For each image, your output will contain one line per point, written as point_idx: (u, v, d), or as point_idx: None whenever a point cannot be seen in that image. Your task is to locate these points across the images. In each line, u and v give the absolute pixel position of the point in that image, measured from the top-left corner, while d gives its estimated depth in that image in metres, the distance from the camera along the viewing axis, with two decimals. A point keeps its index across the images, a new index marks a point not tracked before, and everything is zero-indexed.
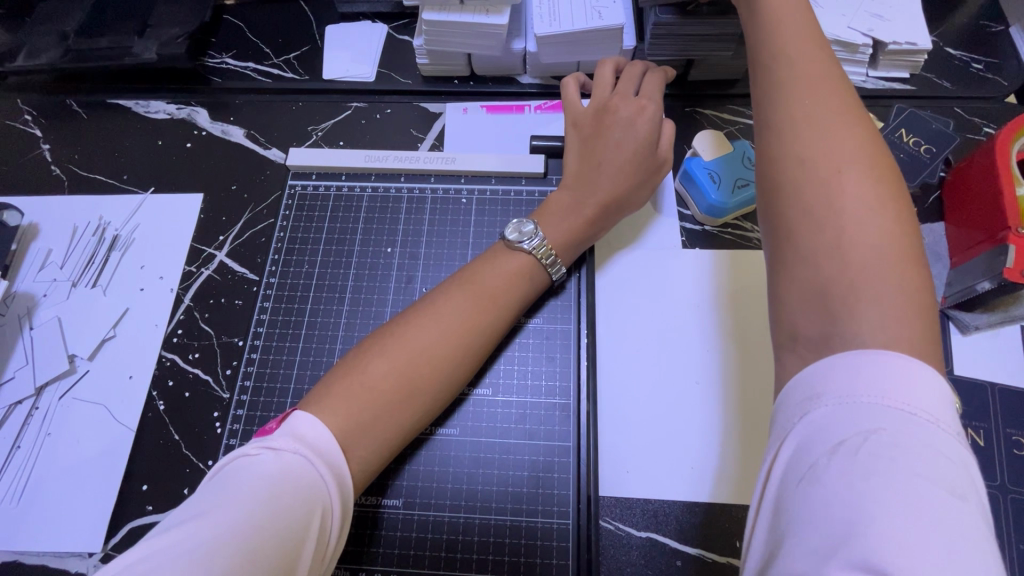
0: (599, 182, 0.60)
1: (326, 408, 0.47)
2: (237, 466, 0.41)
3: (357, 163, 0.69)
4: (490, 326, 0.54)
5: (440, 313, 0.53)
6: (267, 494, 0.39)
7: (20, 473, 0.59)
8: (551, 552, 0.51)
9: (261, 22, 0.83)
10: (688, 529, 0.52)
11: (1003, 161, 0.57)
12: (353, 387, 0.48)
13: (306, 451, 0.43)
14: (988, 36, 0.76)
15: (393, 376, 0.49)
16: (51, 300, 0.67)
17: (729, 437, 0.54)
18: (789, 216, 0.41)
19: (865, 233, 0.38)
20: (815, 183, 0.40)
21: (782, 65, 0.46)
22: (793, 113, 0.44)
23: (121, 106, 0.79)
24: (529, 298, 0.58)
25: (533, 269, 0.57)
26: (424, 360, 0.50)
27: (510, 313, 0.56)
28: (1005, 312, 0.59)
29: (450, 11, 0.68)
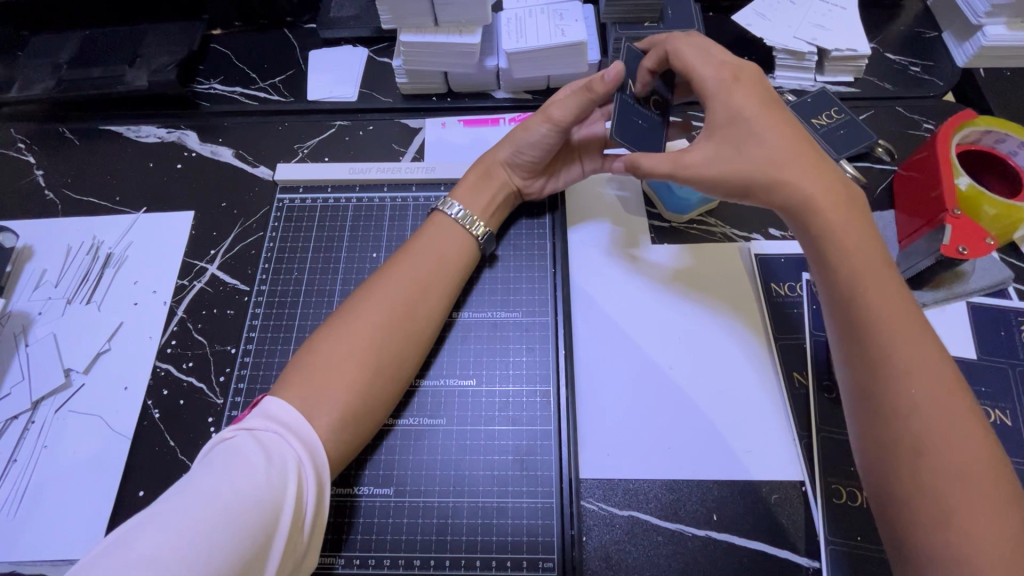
0: (531, 146, 0.65)
1: (291, 390, 0.50)
2: (217, 447, 0.46)
3: (342, 175, 0.73)
4: (423, 303, 0.58)
5: (379, 297, 0.56)
6: (244, 466, 0.43)
7: (17, 485, 0.60)
8: (538, 531, 0.53)
9: (247, 50, 0.87)
10: (666, 505, 0.54)
11: (943, 153, 0.63)
12: (312, 369, 0.51)
13: (280, 426, 0.47)
14: (922, 41, 0.83)
15: (351, 359, 0.52)
16: (46, 318, 0.69)
17: (700, 418, 0.58)
18: (900, 423, 0.44)
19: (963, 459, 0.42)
20: (904, 414, 0.44)
21: (862, 257, 0.49)
22: (876, 318, 0.47)
23: (113, 131, 0.82)
24: (456, 267, 0.61)
25: (467, 239, 0.63)
26: (366, 346, 0.53)
27: (437, 285, 0.59)
28: (949, 290, 0.64)
29: (426, 32, 0.73)
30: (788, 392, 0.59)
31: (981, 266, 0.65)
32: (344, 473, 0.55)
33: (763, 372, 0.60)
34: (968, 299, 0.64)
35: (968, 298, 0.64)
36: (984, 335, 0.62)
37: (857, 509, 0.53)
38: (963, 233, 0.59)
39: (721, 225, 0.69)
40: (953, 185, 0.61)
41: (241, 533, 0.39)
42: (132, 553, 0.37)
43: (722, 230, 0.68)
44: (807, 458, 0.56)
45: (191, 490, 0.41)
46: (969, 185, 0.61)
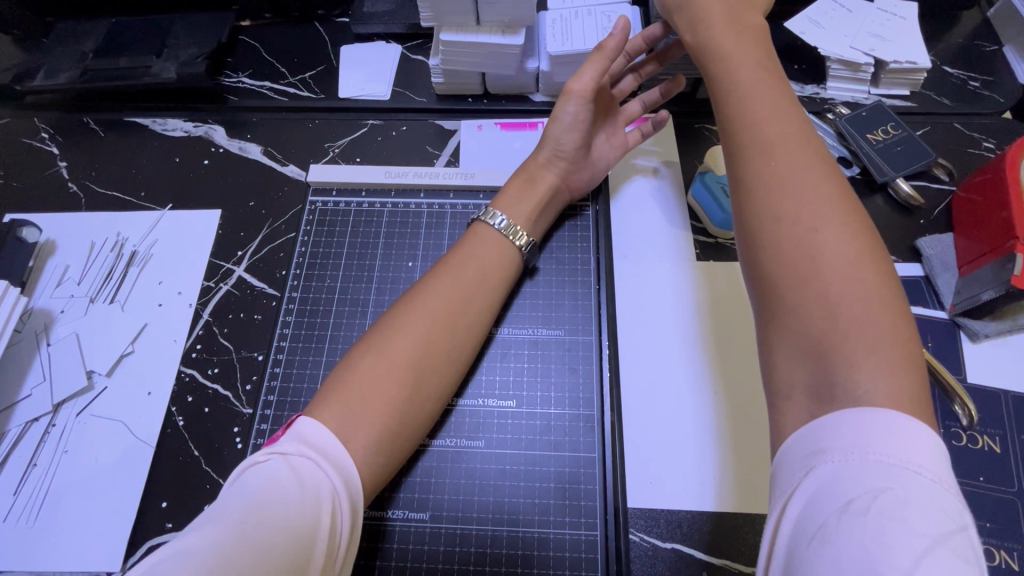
0: (566, 129, 0.63)
1: (326, 410, 0.48)
2: (248, 472, 0.43)
3: (377, 179, 0.70)
4: (464, 315, 0.55)
5: (416, 308, 0.54)
6: (278, 495, 0.40)
7: (36, 492, 0.58)
8: (581, 564, 0.51)
9: (277, 43, 0.85)
10: (715, 539, 0.51)
11: (1013, 175, 0.59)
12: (350, 389, 0.49)
13: (311, 452, 0.45)
14: (983, 55, 0.79)
15: (390, 380, 0.50)
16: (69, 316, 0.67)
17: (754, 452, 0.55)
18: (782, 257, 0.42)
19: (852, 285, 0.39)
20: (801, 240, 0.42)
21: (764, 118, 0.48)
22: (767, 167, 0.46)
23: (139, 124, 0.80)
24: (501, 274, 0.59)
25: (512, 252, 0.60)
26: (405, 365, 0.51)
27: (478, 291, 0.57)
28: (1012, 320, 0.60)
29: (467, 31, 0.70)
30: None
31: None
32: (379, 496, 0.53)
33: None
34: None
35: None
36: None
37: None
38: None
39: None
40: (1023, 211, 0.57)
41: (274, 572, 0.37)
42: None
43: None
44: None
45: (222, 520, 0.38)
46: None
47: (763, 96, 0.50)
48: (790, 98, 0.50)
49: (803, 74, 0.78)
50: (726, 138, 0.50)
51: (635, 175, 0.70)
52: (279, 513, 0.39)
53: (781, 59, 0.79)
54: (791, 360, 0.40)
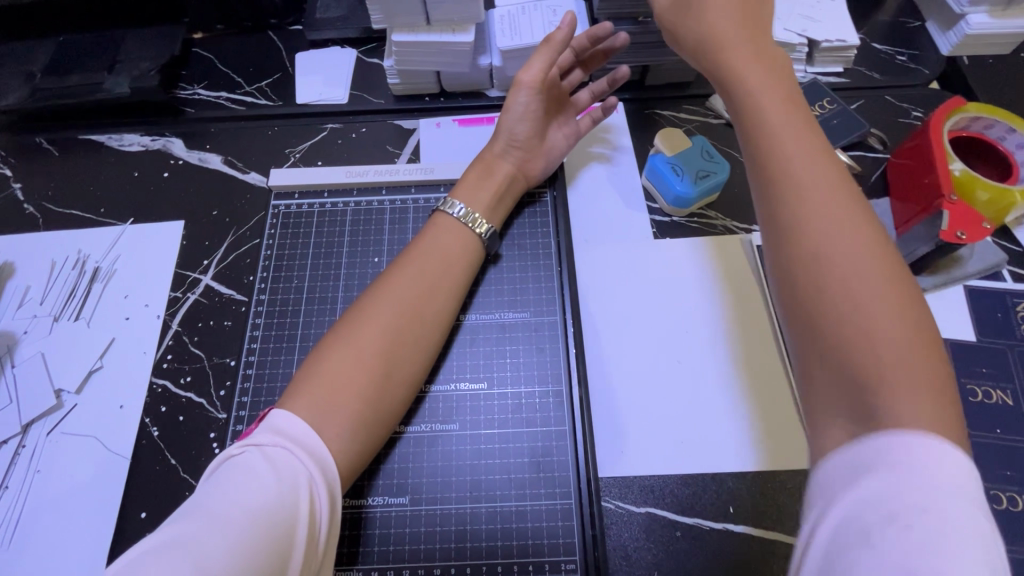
0: (517, 120, 0.66)
1: (296, 401, 0.49)
2: (226, 464, 0.44)
3: (338, 179, 0.71)
4: (432, 300, 0.57)
5: (388, 296, 0.55)
6: (254, 485, 0.41)
7: (10, 514, 0.58)
8: (558, 532, 0.53)
9: (231, 54, 0.85)
10: (683, 501, 0.55)
11: (937, 139, 0.64)
12: (320, 377, 0.50)
13: (284, 440, 0.46)
14: (907, 32, 0.84)
15: (357, 366, 0.51)
16: (33, 336, 0.66)
17: (717, 413, 0.58)
18: (823, 301, 0.43)
19: (886, 316, 0.40)
20: (843, 288, 0.43)
21: (801, 156, 0.49)
22: (805, 209, 0.46)
23: (93, 141, 0.79)
24: (461, 263, 0.60)
25: (472, 241, 0.62)
26: (374, 350, 0.52)
27: (444, 277, 0.59)
28: (947, 274, 0.65)
29: (418, 32, 0.72)
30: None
31: (976, 251, 0.66)
32: (356, 484, 0.54)
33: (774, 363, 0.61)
34: (965, 283, 0.65)
35: (965, 282, 0.65)
36: (981, 317, 0.64)
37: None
38: (961, 218, 0.60)
39: (722, 218, 0.70)
40: (947, 169, 0.62)
41: (253, 556, 0.38)
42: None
43: (723, 224, 0.69)
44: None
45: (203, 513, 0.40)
46: (963, 171, 0.61)
47: (795, 132, 0.50)
48: (817, 133, 0.51)
49: None
50: (753, 172, 0.51)
51: (587, 162, 0.73)
52: (256, 503, 0.40)
53: None
54: (832, 390, 0.41)
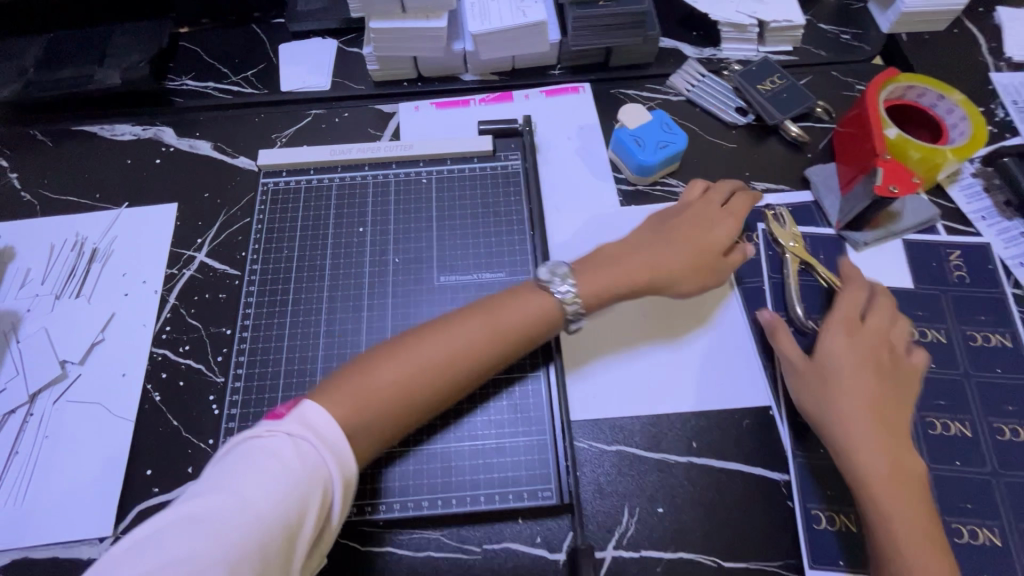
0: (662, 257, 0.64)
1: (339, 399, 0.51)
2: (247, 446, 0.47)
3: (323, 157, 0.75)
4: (496, 346, 0.57)
5: (450, 332, 0.56)
6: (275, 473, 0.45)
7: (21, 476, 0.61)
8: (534, 465, 0.59)
9: (217, 46, 0.89)
10: (649, 438, 0.61)
11: (872, 106, 0.69)
12: (360, 386, 0.52)
13: (313, 437, 0.48)
14: (851, 12, 0.91)
15: (393, 387, 0.53)
16: (36, 314, 0.69)
17: (670, 358, 0.65)
18: (864, 477, 0.54)
19: (869, 433, 0.55)
20: (876, 478, 0.54)
21: (858, 377, 0.57)
22: (844, 413, 0.56)
23: (86, 132, 0.82)
24: (537, 339, 0.60)
25: (553, 314, 0.60)
26: (414, 373, 0.54)
27: (515, 348, 0.58)
28: (886, 229, 0.71)
29: (395, 19, 0.76)
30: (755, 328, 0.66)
31: (913, 205, 0.72)
32: None
33: (730, 315, 0.67)
34: (903, 236, 0.72)
35: (903, 236, 0.72)
36: (917, 266, 0.70)
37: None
38: (893, 174, 0.65)
39: (683, 185, 0.76)
40: (879, 132, 0.67)
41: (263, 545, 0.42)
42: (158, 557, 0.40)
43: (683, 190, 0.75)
44: (777, 385, 0.63)
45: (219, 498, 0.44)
46: (897, 135, 0.69)
47: (859, 368, 0.58)
48: (879, 332, 0.60)
49: (700, 39, 0.87)
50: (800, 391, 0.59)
51: (556, 138, 0.79)
52: (273, 491, 0.44)
53: (679, 27, 0.88)
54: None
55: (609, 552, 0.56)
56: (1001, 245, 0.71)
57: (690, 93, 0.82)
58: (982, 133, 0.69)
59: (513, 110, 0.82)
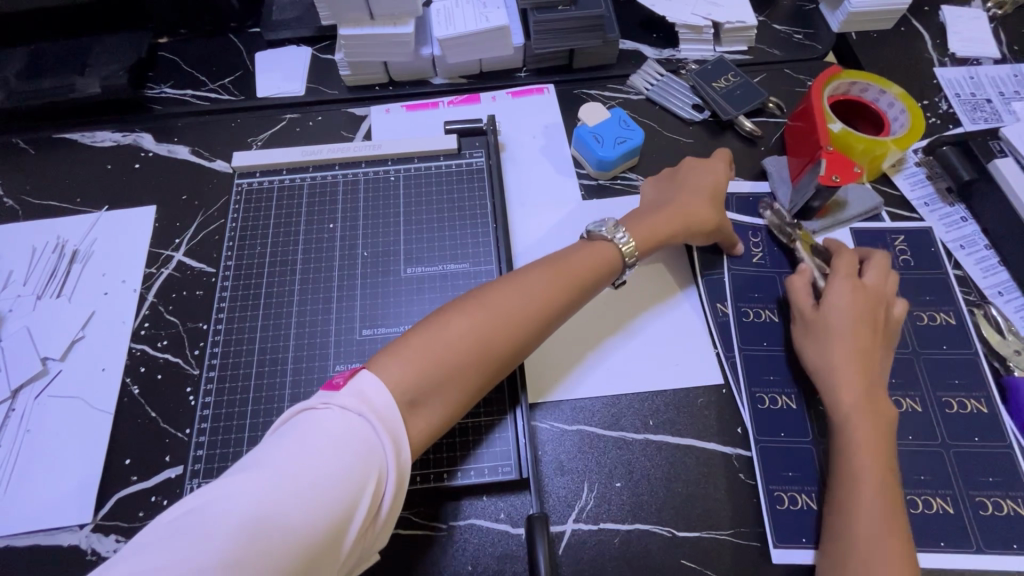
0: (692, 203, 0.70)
1: (409, 361, 0.52)
2: (306, 416, 0.48)
3: (295, 158, 0.78)
4: (565, 301, 0.61)
5: (524, 290, 0.59)
6: (334, 451, 0.45)
7: (2, 469, 0.63)
8: (495, 442, 0.62)
9: (195, 56, 0.92)
10: (607, 417, 0.64)
11: (817, 101, 0.73)
12: (438, 346, 0.54)
13: (370, 412, 0.48)
14: (803, 13, 0.95)
15: (471, 346, 0.55)
16: (18, 313, 0.72)
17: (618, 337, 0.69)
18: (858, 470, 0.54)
19: (869, 429, 0.56)
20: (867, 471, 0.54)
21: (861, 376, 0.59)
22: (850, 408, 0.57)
23: (67, 139, 0.85)
24: (599, 284, 0.64)
25: (617, 261, 0.65)
26: (491, 335, 0.56)
27: (584, 295, 0.63)
28: (835, 217, 0.75)
29: (364, 26, 0.80)
30: (715, 320, 0.69)
31: (858, 196, 0.76)
32: None
33: (685, 301, 0.71)
34: (850, 224, 0.75)
35: (851, 224, 0.75)
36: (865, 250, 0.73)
37: (773, 410, 0.64)
38: (836, 163, 0.68)
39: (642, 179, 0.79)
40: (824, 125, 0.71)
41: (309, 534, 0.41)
42: (202, 529, 0.39)
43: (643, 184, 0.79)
44: (739, 374, 0.66)
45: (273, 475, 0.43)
46: (841, 128, 0.72)
47: (868, 360, 0.60)
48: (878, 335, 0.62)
49: (659, 41, 0.91)
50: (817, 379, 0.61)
51: (520, 137, 0.82)
52: (330, 471, 0.44)
53: (639, 30, 0.92)
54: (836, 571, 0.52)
55: (568, 526, 0.59)
56: (942, 229, 0.75)
57: (649, 92, 0.86)
58: (920, 124, 0.74)
59: (480, 111, 0.85)
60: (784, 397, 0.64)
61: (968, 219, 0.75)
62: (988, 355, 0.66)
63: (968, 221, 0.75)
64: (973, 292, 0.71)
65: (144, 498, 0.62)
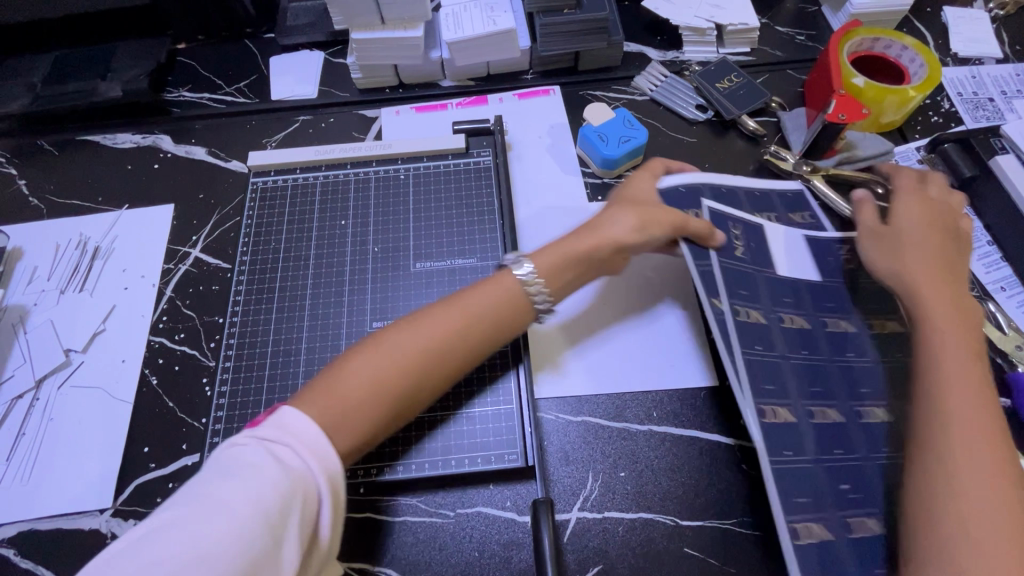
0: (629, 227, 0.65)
1: (310, 402, 0.50)
2: (244, 448, 0.47)
3: (308, 157, 0.81)
4: (482, 334, 0.58)
5: (433, 323, 0.56)
6: (262, 487, 0.43)
7: (27, 456, 0.66)
8: (501, 432, 0.63)
9: (212, 61, 0.96)
10: (610, 409, 0.65)
11: (834, 50, 0.77)
12: (335, 385, 0.52)
13: (293, 444, 0.47)
14: (805, 15, 0.97)
15: (372, 383, 0.52)
16: (42, 307, 0.74)
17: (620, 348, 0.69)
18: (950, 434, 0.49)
19: (955, 351, 0.53)
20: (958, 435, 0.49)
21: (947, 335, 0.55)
22: (940, 370, 0.53)
23: (90, 140, 0.88)
24: (512, 321, 0.60)
25: (522, 298, 0.60)
26: (403, 368, 0.53)
27: (494, 329, 0.58)
28: (848, 154, 0.78)
29: (375, 30, 0.82)
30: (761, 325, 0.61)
31: (868, 138, 0.79)
32: None
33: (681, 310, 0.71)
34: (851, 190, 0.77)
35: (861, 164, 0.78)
36: None
37: (777, 425, 0.56)
38: (846, 106, 0.72)
39: None
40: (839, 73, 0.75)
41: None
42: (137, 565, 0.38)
43: None
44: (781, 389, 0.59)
45: (203, 510, 0.42)
46: (856, 76, 0.75)
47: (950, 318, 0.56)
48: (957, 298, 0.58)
49: (663, 43, 0.93)
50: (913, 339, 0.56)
51: (526, 137, 0.84)
52: (264, 503, 0.42)
53: (642, 33, 0.94)
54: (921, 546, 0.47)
55: (573, 515, 0.60)
56: None
57: (653, 93, 0.88)
58: (937, 74, 0.75)
59: (487, 112, 0.88)
60: (830, 410, 0.58)
61: (970, 216, 0.76)
62: (990, 350, 0.67)
63: (970, 218, 0.76)
64: (973, 287, 0.71)
65: (161, 485, 0.64)
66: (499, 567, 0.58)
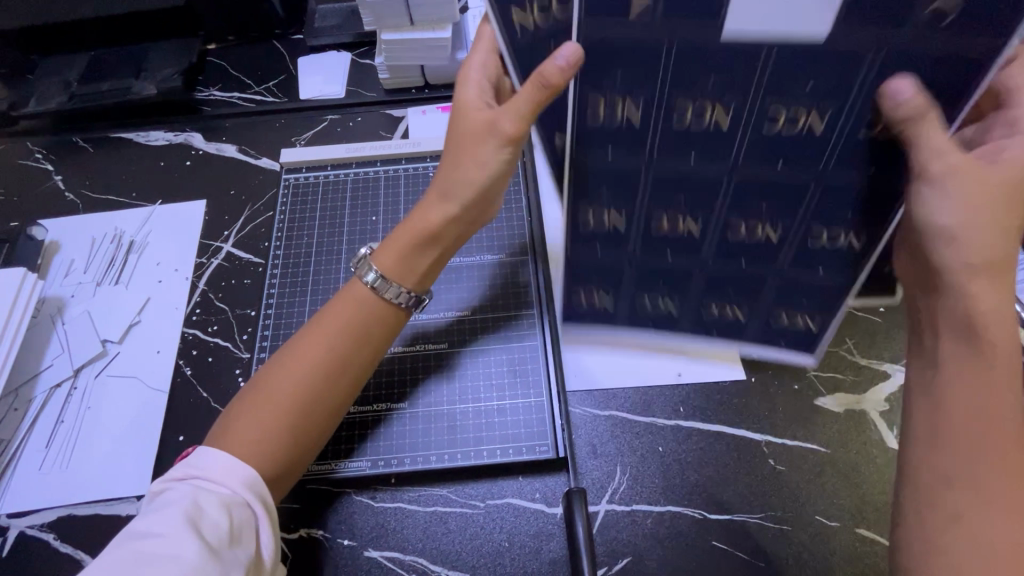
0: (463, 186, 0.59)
1: (229, 436, 0.54)
2: (177, 487, 0.51)
3: (340, 155, 0.83)
4: (315, 359, 0.58)
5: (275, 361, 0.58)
6: (199, 512, 0.48)
7: (65, 443, 0.67)
8: (533, 423, 0.65)
9: (242, 61, 0.98)
10: (638, 403, 0.66)
11: None
12: (232, 423, 0.55)
13: (211, 477, 0.51)
14: None
15: (245, 420, 0.55)
16: (79, 299, 0.76)
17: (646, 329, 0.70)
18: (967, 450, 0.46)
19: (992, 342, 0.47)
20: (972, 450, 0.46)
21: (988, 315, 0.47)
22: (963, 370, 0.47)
23: (124, 138, 0.91)
24: (362, 331, 0.60)
25: (367, 304, 0.60)
26: (248, 409, 0.55)
27: (342, 344, 0.59)
28: None
29: (404, 31, 0.84)
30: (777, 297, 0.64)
31: None
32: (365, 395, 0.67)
33: None
34: None
35: None
36: None
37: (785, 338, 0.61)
38: None
39: None
40: None
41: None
42: None
43: None
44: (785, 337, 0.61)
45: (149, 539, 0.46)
46: None
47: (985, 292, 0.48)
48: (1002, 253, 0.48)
49: None
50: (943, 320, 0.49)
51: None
52: (205, 524, 0.47)
53: None
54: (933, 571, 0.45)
55: (603, 506, 0.61)
56: None
57: None
58: None
59: None
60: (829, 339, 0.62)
61: None
62: None
63: None
64: None
65: None
66: (529, 557, 0.59)
